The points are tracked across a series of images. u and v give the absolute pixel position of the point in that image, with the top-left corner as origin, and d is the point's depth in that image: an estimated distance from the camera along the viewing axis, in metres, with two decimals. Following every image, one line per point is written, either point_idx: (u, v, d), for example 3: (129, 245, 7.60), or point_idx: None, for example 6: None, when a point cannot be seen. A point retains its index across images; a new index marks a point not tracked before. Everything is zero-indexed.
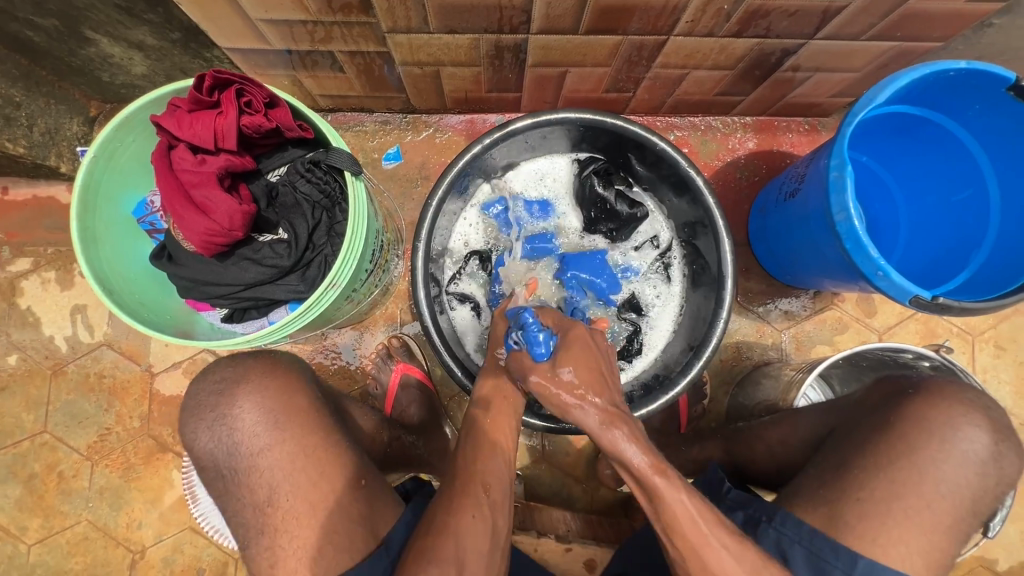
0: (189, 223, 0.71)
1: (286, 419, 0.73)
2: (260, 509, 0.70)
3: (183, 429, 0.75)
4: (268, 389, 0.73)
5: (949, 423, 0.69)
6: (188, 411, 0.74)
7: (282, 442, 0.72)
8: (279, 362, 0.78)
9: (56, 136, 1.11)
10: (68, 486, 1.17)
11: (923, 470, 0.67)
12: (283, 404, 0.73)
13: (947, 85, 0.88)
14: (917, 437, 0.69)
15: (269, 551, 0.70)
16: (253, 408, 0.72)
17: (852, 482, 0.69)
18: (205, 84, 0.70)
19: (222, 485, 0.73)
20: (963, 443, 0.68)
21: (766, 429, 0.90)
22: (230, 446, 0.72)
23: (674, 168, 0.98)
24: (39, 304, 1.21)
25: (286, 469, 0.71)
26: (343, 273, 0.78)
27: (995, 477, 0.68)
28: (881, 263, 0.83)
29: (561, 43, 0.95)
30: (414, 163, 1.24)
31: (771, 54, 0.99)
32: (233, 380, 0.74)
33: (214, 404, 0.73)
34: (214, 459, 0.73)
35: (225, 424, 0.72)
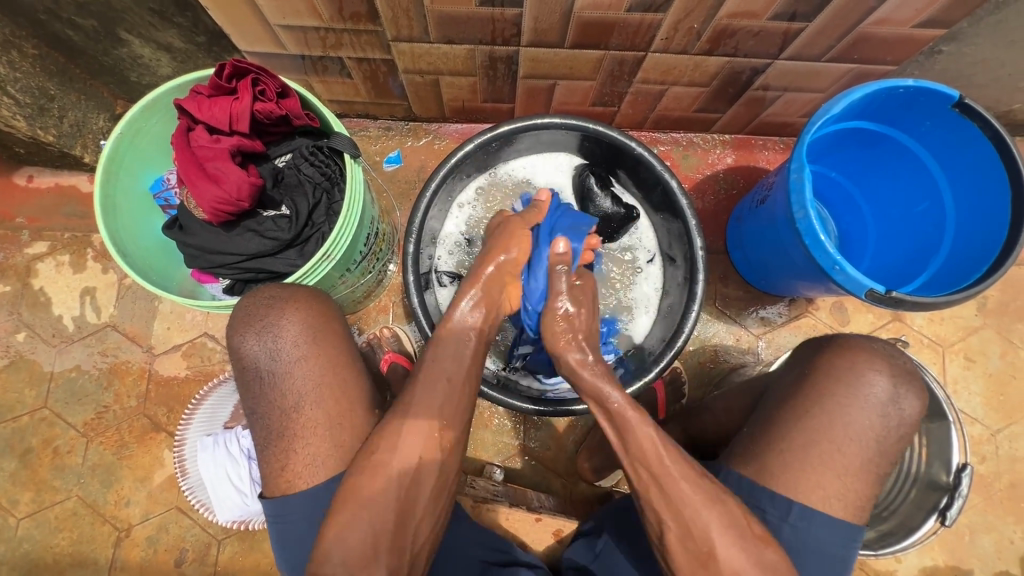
0: (202, 191, 0.78)
1: (323, 337, 0.79)
2: (286, 414, 0.76)
3: (228, 334, 0.79)
4: (313, 309, 0.79)
5: (853, 369, 0.75)
6: (235, 317, 0.78)
7: (315, 356, 0.77)
8: (316, 290, 0.83)
9: (82, 129, 1.20)
10: (62, 462, 1.21)
11: (832, 414, 0.73)
12: (323, 324, 0.79)
13: (899, 101, 0.96)
14: (827, 383, 0.75)
15: (282, 453, 0.76)
16: (298, 321, 0.77)
17: (774, 435, 0.75)
18: (225, 72, 0.79)
19: (256, 387, 0.77)
20: (866, 387, 0.73)
21: (719, 403, 0.98)
22: (273, 351, 0.76)
23: (651, 171, 1.05)
24: (52, 285, 1.27)
25: (314, 382, 0.77)
26: (338, 247, 0.84)
27: (896, 418, 0.74)
28: (838, 258, 0.89)
29: (550, 56, 1.04)
30: (412, 167, 1.32)
31: (741, 72, 1.08)
32: (282, 296, 0.79)
33: (263, 314, 0.77)
34: (256, 364, 0.77)
35: (271, 332, 0.77)
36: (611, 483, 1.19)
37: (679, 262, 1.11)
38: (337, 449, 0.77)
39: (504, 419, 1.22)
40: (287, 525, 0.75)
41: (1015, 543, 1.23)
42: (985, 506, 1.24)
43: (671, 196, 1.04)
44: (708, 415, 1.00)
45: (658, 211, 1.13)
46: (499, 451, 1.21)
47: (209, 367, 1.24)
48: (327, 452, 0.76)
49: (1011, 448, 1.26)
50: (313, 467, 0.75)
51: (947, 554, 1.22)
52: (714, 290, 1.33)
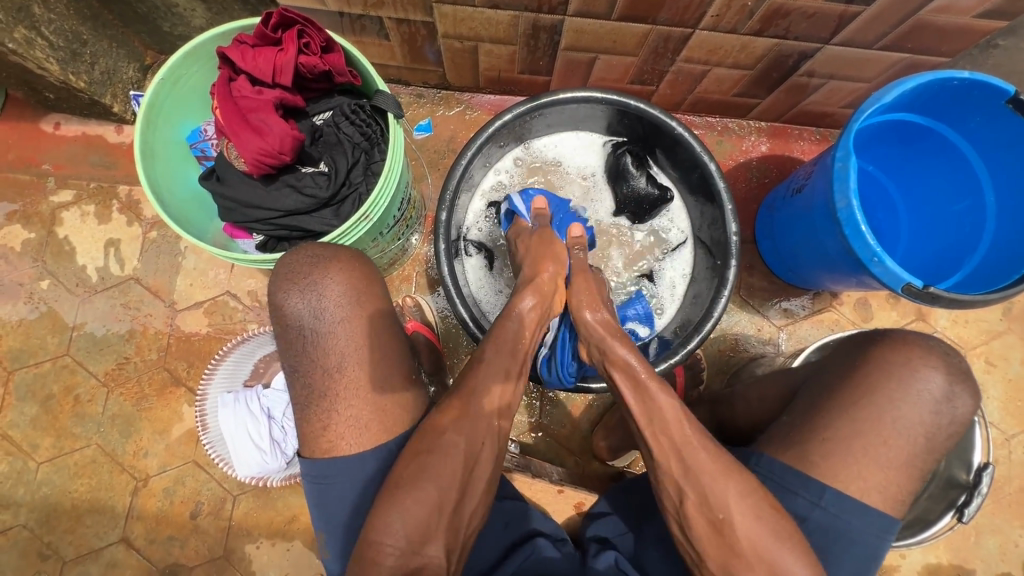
0: (244, 142, 0.76)
1: (367, 300, 0.78)
2: (329, 373, 0.75)
3: (269, 291, 0.77)
4: (358, 270, 0.78)
5: (907, 365, 0.73)
6: (278, 274, 0.76)
7: (359, 317, 0.76)
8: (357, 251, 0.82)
9: (113, 78, 1.19)
10: (82, 410, 1.22)
11: (882, 406, 0.72)
12: (367, 286, 0.78)
13: (951, 95, 0.94)
14: (879, 376, 0.74)
15: (324, 413, 0.75)
16: (344, 282, 0.76)
17: (820, 422, 0.75)
18: (272, 21, 0.78)
19: (299, 345, 0.75)
20: (920, 383, 0.72)
21: (747, 389, 0.98)
22: (317, 309, 0.75)
23: (689, 152, 1.04)
24: (76, 234, 1.27)
25: (357, 343, 0.76)
26: (377, 208, 0.84)
27: (948, 417, 0.73)
28: (878, 250, 0.88)
29: (595, 27, 1.02)
30: (442, 137, 1.31)
31: (789, 56, 1.06)
32: (327, 257, 0.77)
33: (307, 272, 0.76)
34: (299, 322, 0.75)
35: (316, 290, 0.75)
36: (624, 463, 1.20)
37: (711, 247, 1.10)
38: (378, 413, 0.76)
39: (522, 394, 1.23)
40: (325, 486, 0.75)
41: (1019, 546, 1.24)
42: (993, 509, 1.25)
43: (708, 179, 1.03)
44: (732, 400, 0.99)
45: (693, 194, 1.12)
46: (514, 426, 1.22)
47: (230, 326, 1.24)
48: (368, 415, 0.75)
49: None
50: (355, 430, 0.75)
51: (952, 553, 1.23)
52: (739, 279, 1.32)
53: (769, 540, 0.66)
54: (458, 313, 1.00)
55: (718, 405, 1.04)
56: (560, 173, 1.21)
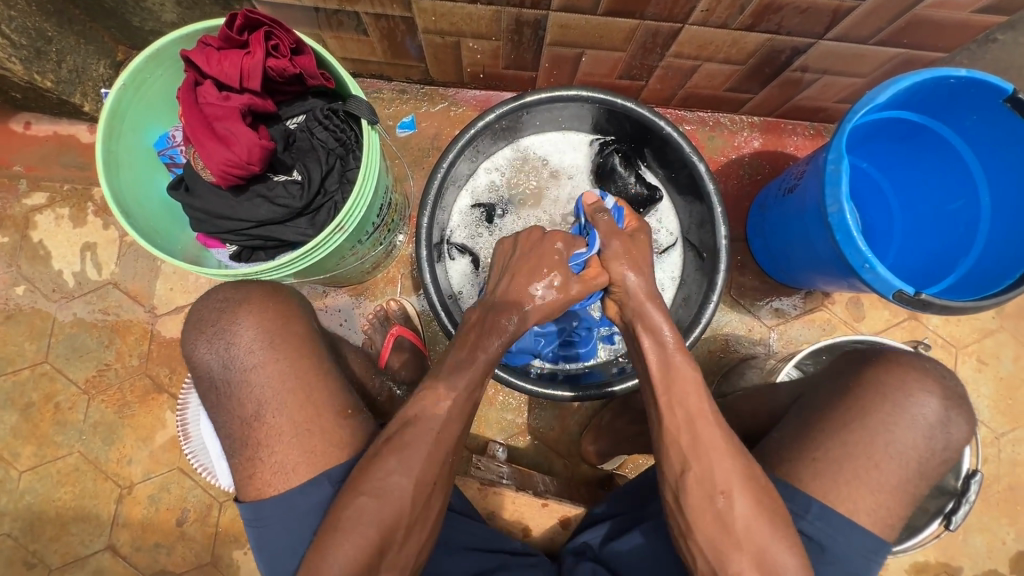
0: (210, 153, 0.73)
1: (282, 341, 0.76)
2: (247, 423, 0.73)
3: (183, 344, 0.77)
4: (269, 310, 0.76)
5: (903, 389, 0.72)
6: (189, 327, 0.77)
7: (273, 361, 0.74)
8: (281, 286, 0.81)
9: (82, 76, 1.14)
10: (63, 418, 1.20)
11: (875, 430, 0.70)
12: (281, 327, 0.76)
13: (947, 93, 0.91)
14: (872, 399, 0.72)
15: (250, 461, 0.73)
16: (252, 326, 0.75)
17: (809, 443, 0.72)
18: (237, 23, 0.74)
19: (213, 396, 0.75)
20: (915, 407, 0.71)
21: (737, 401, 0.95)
22: (226, 358, 0.74)
23: (679, 153, 1.01)
24: (51, 238, 1.23)
25: (274, 387, 0.74)
26: (351, 219, 0.81)
27: (942, 441, 0.71)
28: (869, 256, 0.86)
29: (580, 23, 0.98)
30: (426, 134, 1.27)
31: (781, 51, 1.02)
32: (235, 300, 0.76)
33: (215, 319, 0.76)
34: (211, 371, 0.75)
35: (224, 338, 0.75)
36: (613, 466, 1.19)
37: (701, 249, 1.07)
38: (308, 455, 0.72)
39: (510, 397, 1.22)
40: (262, 530, 0.71)
41: (1005, 544, 1.24)
42: (981, 507, 1.25)
43: (698, 180, 1.00)
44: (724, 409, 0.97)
45: (683, 195, 1.09)
46: (503, 429, 1.21)
47: None
48: (295, 459, 0.72)
49: (1013, 452, 1.26)
50: (281, 475, 0.72)
51: (939, 551, 1.23)
52: (730, 278, 1.30)
53: (748, 553, 0.65)
54: (441, 321, 0.98)
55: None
56: (547, 174, 1.18)
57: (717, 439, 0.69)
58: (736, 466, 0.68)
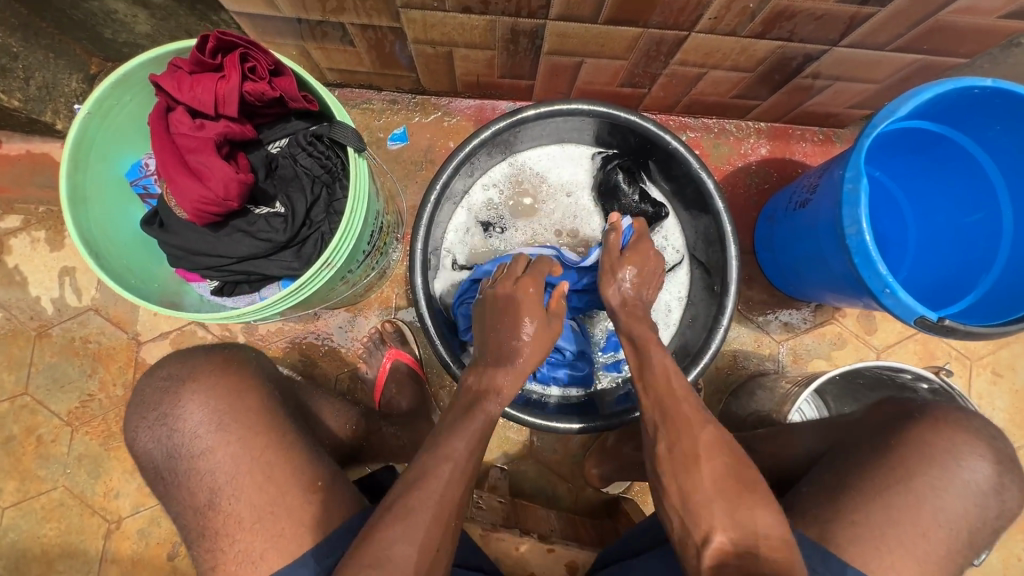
0: (183, 189, 0.67)
1: (231, 420, 0.71)
2: (201, 512, 0.69)
3: (126, 431, 0.74)
4: (215, 388, 0.72)
5: (951, 452, 0.69)
6: (131, 411, 0.74)
7: (224, 444, 0.70)
8: (231, 358, 0.77)
9: (53, 92, 1.08)
10: (46, 451, 1.15)
11: (921, 495, 0.67)
12: (229, 405, 0.72)
13: (970, 104, 0.86)
14: (918, 461, 0.69)
15: (210, 552, 0.69)
16: (197, 408, 0.71)
17: (847, 502, 0.68)
18: (209, 45, 0.68)
19: (162, 487, 0.72)
20: (965, 472, 0.68)
21: (759, 443, 0.92)
22: (171, 447, 0.71)
23: (686, 168, 0.96)
24: (27, 263, 1.18)
25: (228, 472, 0.70)
26: (339, 254, 0.75)
27: (994, 509, 0.68)
28: (889, 280, 0.81)
29: (579, 31, 0.92)
30: (419, 147, 1.21)
31: (793, 58, 0.97)
32: (179, 379, 0.73)
33: (158, 403, 0.73)
34: (155, 461, 0.72)
35: (167, 425, 0.71)
36: (619, 489, 1.15)
37: (709, 267, 1.02)
38: (275, 538, 0.67)
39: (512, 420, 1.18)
40: None
41: None
42: None
43: (706, 196, 0.95)
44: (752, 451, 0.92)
45: (690, 211, 1.04)
46: (505, 452, 1.17)
47: None
48: (261, 545, 0.67)
49: None
50: (245, 566, 0.67)
51: None
52: (737, 292, 1.25)
53: None
54: (437, 350, 0.93)
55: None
56: (546, 188, 1.12)
57: (750, 497, 0.65)
58: (763, 523, 0.63)
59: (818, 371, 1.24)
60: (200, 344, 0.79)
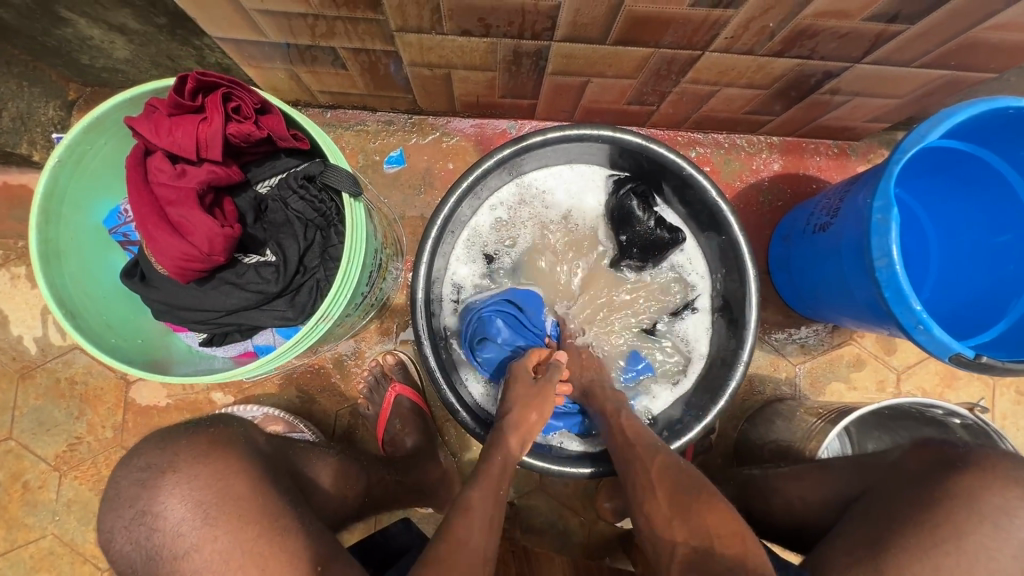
0: (162, 245, 0.62)
1: (219, 511, 0.65)
2: None
3: (99, 528, 0.67)
4: (199, 477, 0.66)
5: (1004, 508, 0.64)
6: (104, 507, 0.67)
7: (213, 539, 0.64)
8: (217, 439, 0.70)
9: (28, 122, 1.02)
10: (33, 498, 1.10)
11: (972, 556, 0.63)
12: (216, 495, 0.65)
13: (1004, 124, 0.81)
14: (967, 518, 0.64)
15: None
16: (180, 501, 0.64)
17: (889, 563, 0.64)
18: (188, 86, 0.62)
19: None
20: (1019, 530, 0.63)
21: (783, 482, 0.89)
22: (151, 548, 0.64)
23: (702, 195, 0.91)
24: (7, 301, 1.12)
25: (218, 571, 0.63)
26: (335, 306, 0.70)
27: None
28: (924, 316, 0.76)
29: (586, 52, 0.86)
30: (417, 170, 1.16)
31: (811, 75, 0.91)
32: (158, 469, 0.66)
33: (134, 498, 0.65)
34: (134, 563, 0.65)
35: (146, 523, 0.64)
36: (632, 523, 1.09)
37: (727, 297, 0.97)
38: None
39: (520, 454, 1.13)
40: None
41: None
42: None
43: (724, 224, 0.90)
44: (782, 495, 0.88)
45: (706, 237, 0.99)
46: (515, 485, 1.13)
47: (192, 396, 1.11)
48: None
49: None
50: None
51: None
52: None
53: None
54: (442, 392, 0.88)
55: (750, 493, 0.94)
56: (553, 214, 1.07)
57: None
58: None
59: (836, 394, 1.19)
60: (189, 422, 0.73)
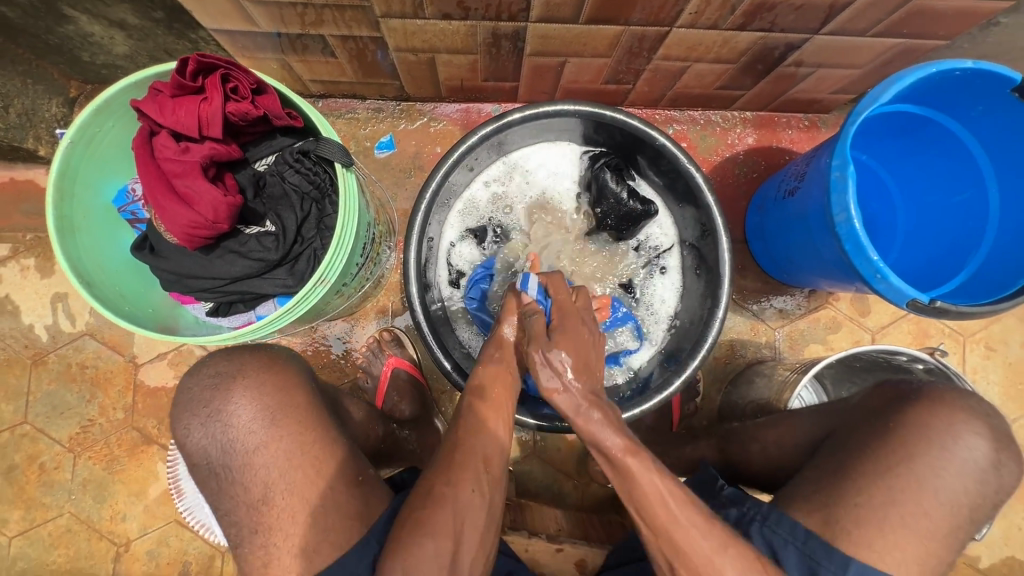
0: (170, 214, 0.67)
1: (284, 417, 0.72)
2: (255, 508, 0.70)
3: (172, 423, 0.74)
4: (265, 385, 0.73)
5: (949, 432, 0.70)
6: (179, 404, 0.73)
7: (276, 441, 0.71)
8: (275, 356, 0.78)
9: (33, 118, 1.06)
10: (50, 478, 1.15)
11: (922, 476, 0.69)
12: (279, 401, 0.73)
13: (954, 85, 0.86)
14: (916, 441, 0.70)
15: (264, 548, 0.69)
16: (248, 404, 0.72)
17: (850, 487, 0.71)
18: (189, 68, 0.67)
19: (213, 484, 0.72)
20: (964, 451, 0.70)
21: (760, 431, 0.93)
22: (225, 442, 0.71)
23: (674, 164, 0.96)
24: (18, 292, 1.17)
25: (282, 468, 0.71)
26: (332, 269, 0.75)
27: (994, 485, 0.70)
28: (881, 266, 0.82)
29: (561, 32, 0.92)
30: (407, 153, 1.21)
31: (775, 48, 0.97)
32: (228, 375, 0.73)
33: (208, 398, 0.72)
34: (207, 456, 0.72)
35: (220, 418, 0.71)
36: None
37: (701, 261, 1.03)
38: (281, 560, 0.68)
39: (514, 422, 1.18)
40: None
41: None
42: None
43: (695, 190, 0.95)
44: (758, 443, 0.92)
45: (680, 205, 1.04)
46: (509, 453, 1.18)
47: None
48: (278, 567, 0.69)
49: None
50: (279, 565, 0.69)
51: None
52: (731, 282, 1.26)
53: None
54: (434, 356, 0.92)
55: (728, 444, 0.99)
56: (535, 188, 1.12)
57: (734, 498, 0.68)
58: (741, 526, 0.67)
59: (815, 355, 1.25)
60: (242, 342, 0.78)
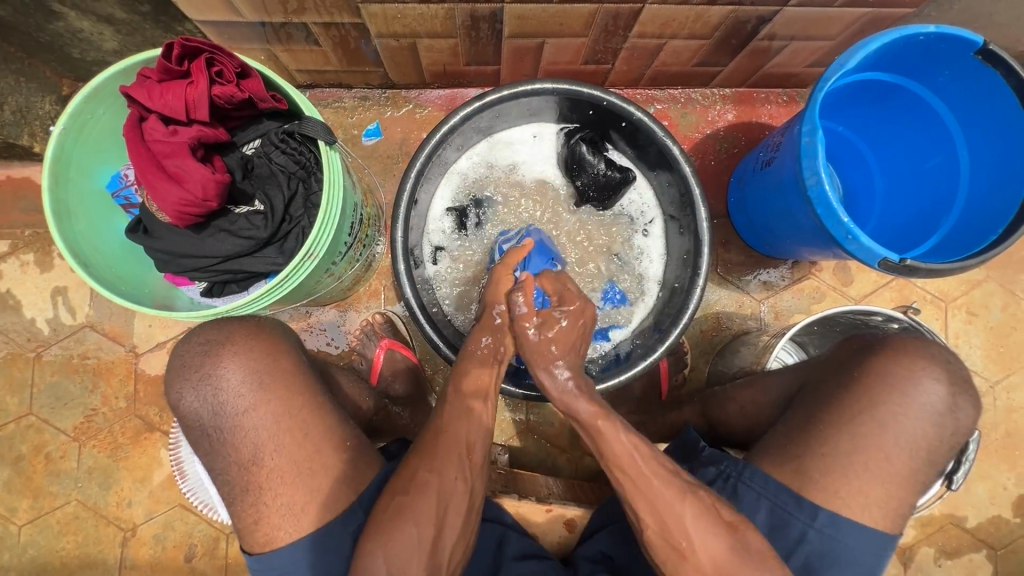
0: (162, 193, 0.70)
1: (271, 381, 0.76)
2: (245, 467, 0.74)
3: (165, 388, 0.77)
4: (254, 350, 0.76)
5: (910, 378, 0.73)
6: (172, 369, 0.76)
7: (265, 403, 0.75)
8: (264, 325, 0.81)
9: (27, 116, 1.09)
10: (56, 467, 1.18)
11: (884, 422, 0.72)
12: (268, 366, 0.77)
13: (920, 50, 0.89)
14: (879, 388, 0.73)
15: (253, 507, 0.74)
16: (238, 369, 0.75)
17: (817, 438, 0.75)
18: (174, 52, 0.70)
19: (206, 444, 0.76)
20: (923, 397, 0.73)
21: (737, 390, 0.96)
22: (215, 405, 0.74)
23: (652, 138, 0.98)
24: (19, 287, 1.20)
25: (270, 429, 0.75)
26: (319, 245, 0.78)
27: (951, 428, 0.73)
28: (851, 227, 0.85)
29: (536, 12, 0.94)
30: (394, 140, 1.23)
31: (746, 22, 0.99)
32: (217, 341, 0.76)
33: (200, 363, 0.75)
34: (200, 419, 0.75)
35: (209, 383, 0.75)
36: None
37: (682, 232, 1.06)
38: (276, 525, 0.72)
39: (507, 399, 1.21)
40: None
41: (1007, 489, 1.25)
42: (982, 456, 1.26)
43: (673, 162, 0.98)
44: (737, 405, 0.95)
45: (660, 178, 1.07)
46: (503, 430, 1.20)
47: None
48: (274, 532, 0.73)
49: (1008, 399, 1.27)
50: (288, 520, 0.73)
51: (945, 504, 1.24)
52: (715, 256, 1.28)
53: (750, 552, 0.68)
54: (425, 331, 0.95)
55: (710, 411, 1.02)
56: (517, 166, 1.15)
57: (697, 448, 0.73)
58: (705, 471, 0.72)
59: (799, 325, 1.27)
60: (236, 314, 0.81)
